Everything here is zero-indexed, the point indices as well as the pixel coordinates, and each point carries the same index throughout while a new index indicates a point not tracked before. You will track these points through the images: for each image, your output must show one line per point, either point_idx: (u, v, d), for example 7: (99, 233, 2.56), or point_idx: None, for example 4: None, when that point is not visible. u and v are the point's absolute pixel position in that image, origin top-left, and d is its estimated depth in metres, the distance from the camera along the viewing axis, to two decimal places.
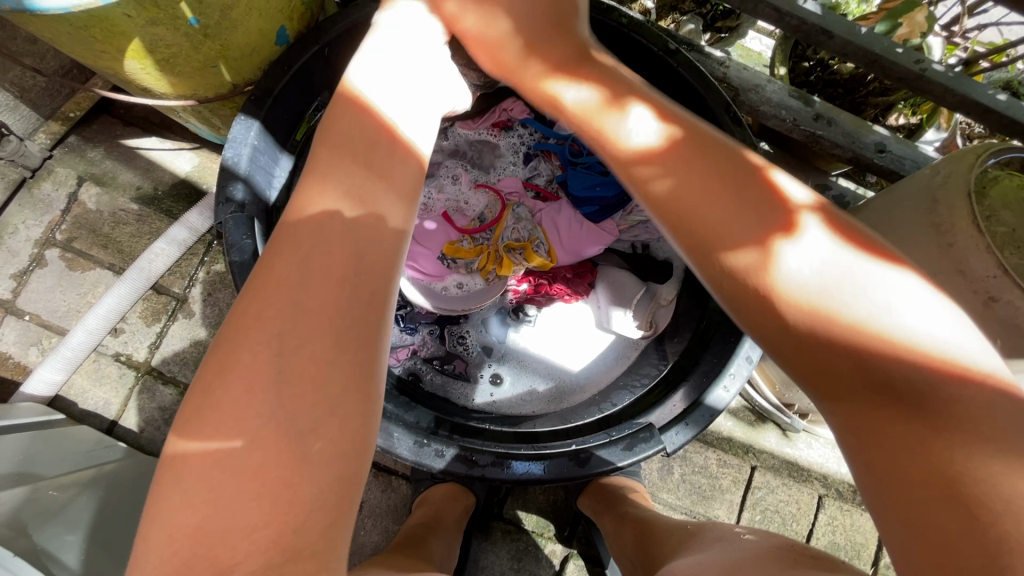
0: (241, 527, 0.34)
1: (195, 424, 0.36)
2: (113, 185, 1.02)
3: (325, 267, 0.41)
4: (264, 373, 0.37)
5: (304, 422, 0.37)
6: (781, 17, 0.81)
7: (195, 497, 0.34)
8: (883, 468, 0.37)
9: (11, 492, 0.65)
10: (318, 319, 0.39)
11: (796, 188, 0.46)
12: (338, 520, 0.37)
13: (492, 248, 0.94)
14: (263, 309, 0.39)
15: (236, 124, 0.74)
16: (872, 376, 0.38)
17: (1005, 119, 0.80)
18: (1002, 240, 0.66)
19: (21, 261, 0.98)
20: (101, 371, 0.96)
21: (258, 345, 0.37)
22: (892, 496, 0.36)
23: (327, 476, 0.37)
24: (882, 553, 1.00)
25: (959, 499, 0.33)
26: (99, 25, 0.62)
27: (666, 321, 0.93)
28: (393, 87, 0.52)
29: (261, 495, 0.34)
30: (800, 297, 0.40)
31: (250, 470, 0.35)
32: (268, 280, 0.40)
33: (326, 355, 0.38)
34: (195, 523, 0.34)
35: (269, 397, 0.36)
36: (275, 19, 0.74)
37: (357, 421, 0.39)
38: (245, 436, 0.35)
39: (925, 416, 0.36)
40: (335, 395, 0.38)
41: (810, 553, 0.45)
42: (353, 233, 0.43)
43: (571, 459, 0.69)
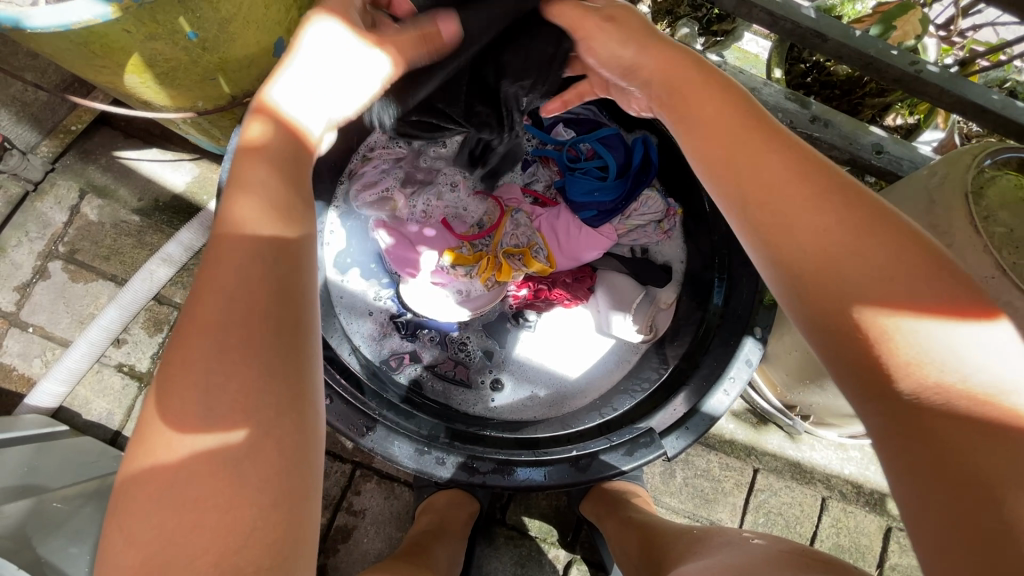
0: (183, 557, 0.32)
1: (154, 454, 0.35)
2: (115, 197, 1.03)
3: (239, 292, 0.37)
4: (191, 412, 0.35)
5: (238, 447, 0.35)
6: (776, 21, 0.81)
7: (145, 527, 0.33)
8: (920, 467, 0.34)
9: (16, 505, 0.66)
10: (242, 349, 0.36)
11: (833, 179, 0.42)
12: (290, 533, 0.35)
13: (491, 254, 0.94)
14: (184, 349, 0.36)
15: (236, 136, 0.74)
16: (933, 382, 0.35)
17: (1001, 119, 0.81)
18: (1000, 240, 0.65)
19: (25, 273, 0.99)
20: (105, 381, 0.96)
21: (186, 381, 0.35)
22: (930, 504, 0.33)
23: (266, 495, 0.35)
24: (887, 555, 1.00)
25: (998, 515, 0.31)
26: (98, 42, 0.62)
27: (666, 324, 0.94)
28: (318, 103, 0.46)
29: (200, 523, 0.33)
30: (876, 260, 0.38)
31: (189, 499, 0.33)
32: (188, 314, 0.37)
33: (254, 382, 0.36)
34: (140, 558, 0.32)
35: (197, 432, 0.35)
36: (273, 31, 0.75)
37: (293, 438, 0.37)
38: (181, 468, 0.34)
39: (977, 421, 0.34)
40: (263, 421, 0.36)
41: (821, 558, 0.45)
42: (267, 255, 0.39)
43: (572, 465, 0.69)
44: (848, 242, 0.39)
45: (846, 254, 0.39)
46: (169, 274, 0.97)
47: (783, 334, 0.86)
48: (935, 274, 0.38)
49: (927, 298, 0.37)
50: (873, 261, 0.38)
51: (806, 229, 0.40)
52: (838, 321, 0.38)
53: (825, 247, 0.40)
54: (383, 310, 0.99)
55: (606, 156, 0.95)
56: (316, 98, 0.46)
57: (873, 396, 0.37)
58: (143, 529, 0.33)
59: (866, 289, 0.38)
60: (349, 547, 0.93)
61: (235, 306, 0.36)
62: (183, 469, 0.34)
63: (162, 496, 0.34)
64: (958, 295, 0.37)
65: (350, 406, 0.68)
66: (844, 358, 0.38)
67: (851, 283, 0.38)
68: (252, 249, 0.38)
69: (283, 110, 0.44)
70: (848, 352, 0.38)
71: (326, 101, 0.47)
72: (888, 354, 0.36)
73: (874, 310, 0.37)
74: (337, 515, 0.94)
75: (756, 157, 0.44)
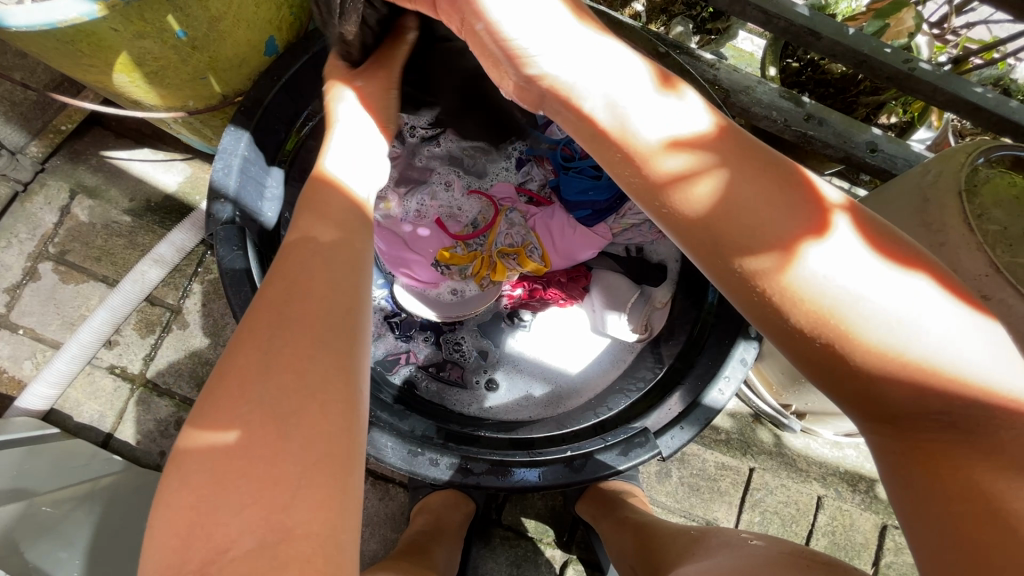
0: (234, 504, 0.34)
1: (216, 415, 0.37)
2: (106, 197, 1.02)
3: (305, 280, 0.43)
4: (252, 369, 0.38)
5: (289, 405, 0.37)
6: (769, 19, 0.81)
7: (200, 473, 0.35)
8: (925, 483, 0.36)
9: (4, 509, 0.65)
10: (299, 319, 0.41)
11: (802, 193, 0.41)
12: (335, 498, 0.36)
13: (485, 254, 0.95)
14: (256, 319, 0.41)
15: (226, 135, 0.74)
16: (935, 409, 0.36)
17: (994, 117, 0.81)
18: (994, 238, 0.65)
19: (15, 274, 0.98)
20: (96, 383, 0.96)
21: (254, 344, 0.40)
22: (930, 514, 0.36)
23: (312, 453, 0.36)
24: (883, 553, 1.00)
25: (988, 511, 0.33)
26: (86, 40, 0.62)
27: (661, 323, 0.92)
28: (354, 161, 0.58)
29: (250, 474, 0.35)
30: (819, 300, 0.38)
31: (241, 452, 0.36)
32: (261, 295, 0.43)
33: (308, 348, 0.40)
34: (191, 501, 0.35)
35: (256, 386, 0.38)
36: (264, 30, 0.74)
37: (340, 405, 0.39)
38: (239, 423, 0.37)
39: (967, 435, 0.35)
40: (315, 381, 0.39)
41: (822, 559, 0.45)
42: (328, 251, 0.46)
43: (566, 465, 0.69)
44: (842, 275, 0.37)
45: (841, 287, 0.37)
46: (160, 275, 0.96)
47: None
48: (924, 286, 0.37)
49: (923, 318, 0.36)
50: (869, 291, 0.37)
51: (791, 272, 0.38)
52: (833, 361, 0.38)
53: (810, 287, 0.38)
54: (377, 310, 0.98)
55: None
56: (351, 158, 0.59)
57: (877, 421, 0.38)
58: (191, 480, 0.35)
59: (869, 329, 0.36)
60: None
61: (296, 285, 0.43)
62: (243, 421, 0.37)
63: (220, 445, 0.36)
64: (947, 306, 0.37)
65: None
66: (841, 391, 0.39)
67: (851, 324, 0.36)
68: (319, 249, 0.46)
69: (331, 170, 0.56)
70: (845, 388, 0.38)
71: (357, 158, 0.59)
72: (884, 389, 0.37)
73: (873, 334, 0.36)
74: None
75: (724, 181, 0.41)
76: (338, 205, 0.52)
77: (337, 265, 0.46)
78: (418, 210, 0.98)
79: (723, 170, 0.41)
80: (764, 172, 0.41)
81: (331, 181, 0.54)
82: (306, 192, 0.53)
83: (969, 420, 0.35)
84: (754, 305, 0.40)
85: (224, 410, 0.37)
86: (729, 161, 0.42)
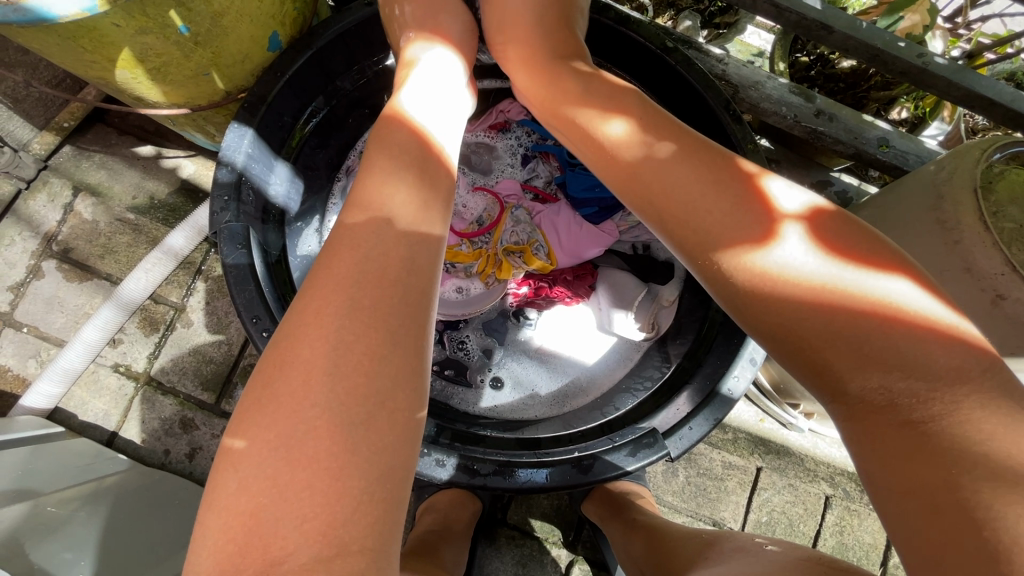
0: (293, 516, 0.34)
1: (258, 422, 0.37)
2: (110, 194, 1.02)
3: (376, 269, 0.42)
4: (321, 364, 0.38)
5: (357, 413, 0.37)
6: (780, 12, 0.80)
7: (257, 479, 0.35)
8: (882, 465, 0.37)
9: (9, 511, 0.65)
10: (372, 312, 0.40)
11: (789, 197, 0.47)
12: (389, 511, 0.36)
13: (491, 252, 0.93)
14: (323, 307, 0.40)
15: (230, 132, 0.72)
16: (880, 377, 0.38)
17: (1010, 112, 0.79)
18: (1009, 236, 0.64)
19: (19, 272, 0.98)
20: (100, 381, 0.95)
21: (319, 339, 0.39)
22: (896, 505, 0.36)
23: (374, 468, 0.36)
24: (892, 554, 0.98)
25: (941, 475, 0.34)
26: (87, 36, 0.61)
27: (668, 322, 0.92)
28: (430, 108, 0.57)
29: (312, 485, 0.35)
30: (752, 268, 0.44)
31: (305, 458, 0.35)
32: (322, 280, 0.42)
33: (377, 348, 0.39)
34: (252, 507, 0.34)
35: (325, 387, 0.37)
36: (267, 25, 0.73)
37: (405, 413, 0.39)
38: (302, 424, 0.36)
39: (922, 406, 0.37)
40: (384, 388, 0.38)
41: (837, 566, 0.44)
42: (397, 243, 0.44)
43: (574, 466, 0.68)
44: (785, 254, 0.43)
45: (783, 263, 0.43)
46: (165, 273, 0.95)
47: None
48: (873, 270, 0.41)
49: (866, 286, 0.40)
50: (806, 268, 0.42)
51: (740, 251, 0.44)
52: (779, 330, 0.42)
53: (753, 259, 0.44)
54: None
55: None
56: (432, 106, 0.58)
57: (832, 399, 0.41)
58: (238, 486, 0.35)
59: (800, 298, 0.41)
60: None
61: (357, 272, 0.42)
62: (310, 427, 0.36)
63: (276, 451, 0.35)
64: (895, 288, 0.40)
65: None
66: (795, 365, 0.42)
67: (796, 286, 0.42)
68: (370, 229, 0.44)
69: (409, 111, 0.55)
70: (795, 359, 0.42)
71: (435, 98, 0.58)
72: (829, 356, 0.40)
73: (794, 293, 0.42)
74: None
75: (663, 177, 0.50)
76: (394, 149, 0.51)
77: (389, 252, 0.43)
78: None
79: (686, 159, 0.50)
80: (698, 164, 0.49)
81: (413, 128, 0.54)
82: (380, 136, 0.53)
83: (913, 395, 0.37)
84: (711, 279, 0.46)
85: (281, 413, 0.37)
86: (692, 152, 0.50)
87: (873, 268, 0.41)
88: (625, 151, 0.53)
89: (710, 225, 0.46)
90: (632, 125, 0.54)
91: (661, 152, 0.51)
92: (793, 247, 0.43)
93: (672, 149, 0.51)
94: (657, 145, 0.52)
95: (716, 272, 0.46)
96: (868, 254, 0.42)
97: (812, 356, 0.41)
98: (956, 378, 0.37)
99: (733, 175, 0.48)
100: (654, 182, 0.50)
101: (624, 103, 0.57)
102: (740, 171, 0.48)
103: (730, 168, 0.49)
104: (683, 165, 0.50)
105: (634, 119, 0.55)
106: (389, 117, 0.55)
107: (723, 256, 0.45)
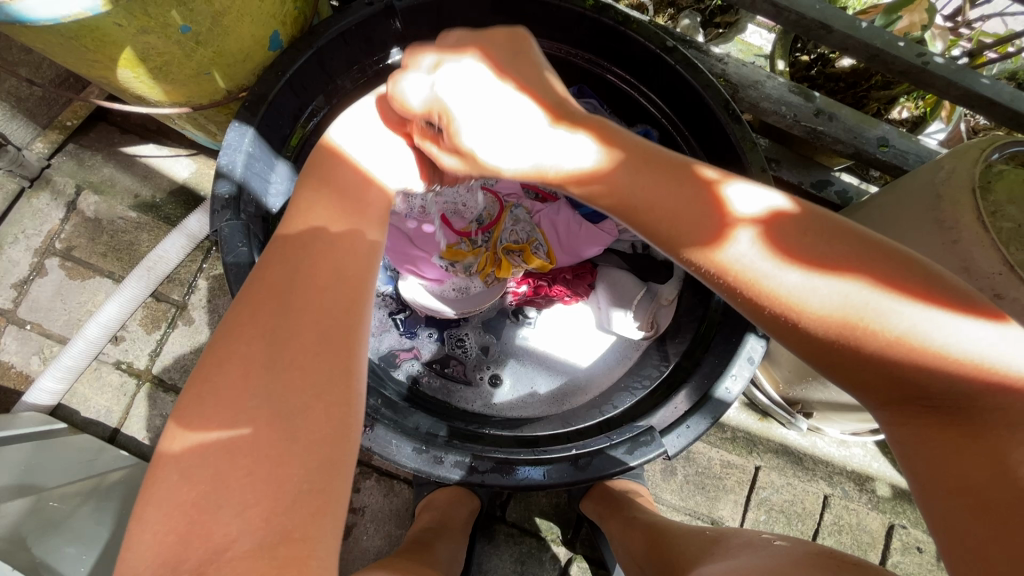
0: (233, 504, 0.35)
1: (203, 425, 0.37)
2: (112, 192, 1.03)
3: (310, 274, 0.43)
4: (258, 360, 0.39)
5: (295, 404, 0.38)
6: (779, 12, 0.80)
7: (197, 470, 0.35)
8: (929, 467, 0.40)
9: (13, 505, 0.65)
10: (306, 313, 0.41)
11: (784, 211, 0.46)
12: (329, 501, 0.37)
13: (491, 251, 0.93)
14: (260, 310, 0.41)
15: (231, 130, 0.73)
16: (915, 392, 0.40)
17: (1009, 112, 0.79)
18: (1007, 235, 0.64)
19: (22, 270, 0.98)
20: (102, 378, 0.96)
21: (253, 339, 0.40)
22: (943, 507, 0.38)
23: (313, 457, 0.37)
24: (891, 553, 0.99)
25: (989, 478, 0.37)
26: (90, 36, 0.61)
27: (667, 321, 0.93)
28: (372, 144, 0.57)
29: (253, 472, 0.35)
30: (772, 300, 0.44)
31: (245, 447, 0.36)
32: (295, 281, 0.42)
33: (310, 346, 0.40)
34: (192, 497, 0.35)
35: (263, 380, 0.38)
36: (267, 25, 0.74)
37: (341, 408, 0.40)
38: (244, 417, 0.37)
39: (961, 413, 0.39)
40: (319, 383, 0.39)
41: (851, 560, 0.45)
42: (331, 247, 0.46)
43: (571, 464, 0.68)
44: (809, 284, 0.42)
45: (810, 292, 0.42)
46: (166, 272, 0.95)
47: None
48: (895, 284, 0.41)
49: (885, 304, 0.41)
50: (832, 296, 0.42)
51: (757, 283, 0.44)
52: (819, 353, 0.43)
53: (773, 289, 0.44)
54: (382, 307, 0.98)
55: None
56: (375, 145, 0.58)
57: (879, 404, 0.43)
58: (191, 479, 0.35)
59: (833, 329, 0.42)
60: (349, 545, 0.93)
61: (300, 275, 0.43)
62: (247, 419, 0.37)
63: (215, 444, 0.36)
64: (920, 299, 0.41)
65: None
66: (837, 379, 0.44)
67: (818, 314, 0.42)
68: (325, 237, 0.46)
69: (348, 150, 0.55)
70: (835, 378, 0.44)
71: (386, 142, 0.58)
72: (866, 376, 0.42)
73: (819, 322, 0.42)
74: None
75: (659, 214, 0.48)
76: (343, 168, 0.53)
77: (339, 257, 0.45)
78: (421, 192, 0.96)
79: (677, 190, 0.48)
80: (692, 192, 0.48)
81: (354, 167, 0.54)
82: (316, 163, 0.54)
83: (951, 402, 0.39)
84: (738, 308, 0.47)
85: (222, 407, 0.37)
86: (684, 180, 0.49)
87: (895, 280, 0.42)
88: (614, 183, 0.51)
89: (722, 259, 0.45)
90: (620, 152, 0.52)
91: (650, 184, 0.49)
92: (806, 272, 0.43)
93: (668, 177, 0.49)
94: (642, 176, 0.50)
95: (744, 303, 0.46)
96: (880, 264, 0.42)
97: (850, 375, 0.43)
98: (987, 385, 0.38)
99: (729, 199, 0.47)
100: (659, 216, 0.48)
101: (598, 129, 0.54)
102: (732, 194, 0.47)
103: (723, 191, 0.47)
104: (675, 198, 0.48)
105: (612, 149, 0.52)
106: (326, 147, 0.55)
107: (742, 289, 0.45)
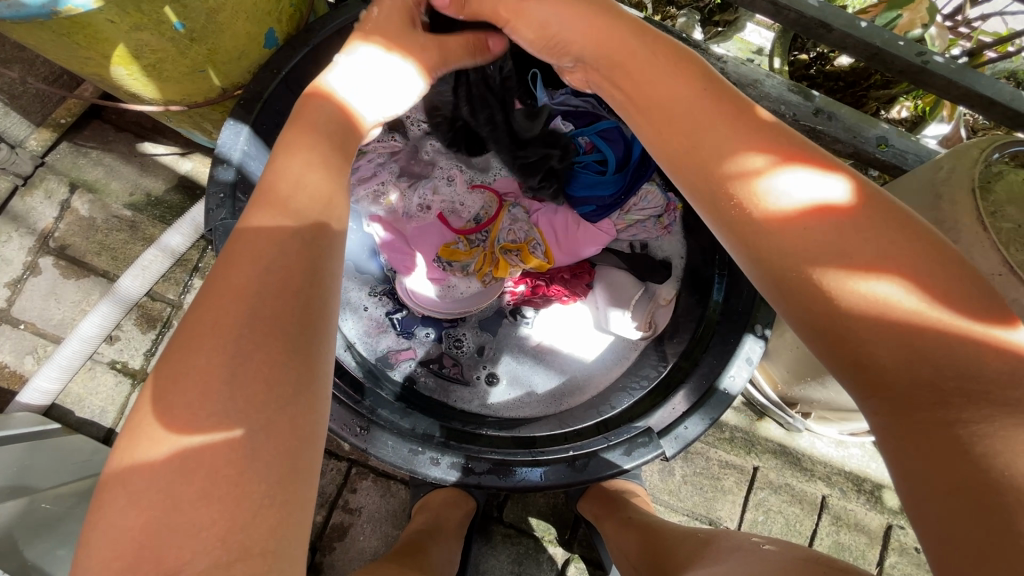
0: (190, 525, 0.34)
1: (157, 446, 0.36)
2: (106, 191, 1.02)
3: (282, 277, 0.41)
4: (218, 375, 0.37)
5: (258, 420, 0.37)
6: (779, 11, 0.80)
7: (153, 489, 0.35)
8: (924, 466, 0.34)
9: (4, 507, 0.65)
10: (274, 323, 0.39)
11: (814, 166, 0.42)
12: (289, 515, 0.37)
13: (488, 250, 0.93)
14: (220, 317, 0.39)
15: (225, 129, 0.73)
16: (921, 373, 0.34)
17: (1010, 111, 0.78)
18: (1008, 236, 0.64)
19: (15, 269, 0.98)
20: (97, 378, 0.96)
21: (211, 353, 0.38)
22: (934, 506, 0.33)
23: (275, 471, 0.37)
24: (888, 554, 0.99)
25: (988, 481, 0.31)
26: (82, 32, 0.60)
27: (665, 321, 0.93)
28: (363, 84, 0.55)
29: (209, 493, 0.35)
30: (782, 243, 0.40)
31: (203, 468, 0.35)
32: (265, 286, 0.40)
33: (277, 356, 0.39)
34: (142, 521, 0.34)
35: (224, 397, 0.37)
36: (263, 22, 0.73)
37: (305, 419, 0.40)
38: (202, 435, 0.36)
39: (968, 409, 0.33)
40: (284, 395, 0.39)
41: (837, 565, 0.43)
42: (307, 248, 0.43)
43: (569, 465, 0.68)
44: (836, 237, 0.38)
45: (830, 243, 0.38)
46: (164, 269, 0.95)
47: (784, 330, 0.84)
48: (930, 261, 0.37)
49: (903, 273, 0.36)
50: (860, 257, 0.37)
51: (774, 221, 0.40)
52: (825, 318, 0.38)
53: (784, 230, 0.40)
54: (379, 306, 0.98)
55: (606, 148, 0.90)
56: (364, 83, 0.55)
57: (871, 396, 0.37)
58: (154, 494, 0.35)
59: (856, 286, 0.37)
60: (346, 545, 0.92)
61: (275, 278, 0.41)
62: (205, 438, 0.36)
63: (169, 466, 0.35)
64: (951, 282, 0.36)
65: (344, 405, 0.67)
66: (831, 355, 0.38)
67: (828, 263, 0.38)
68: (299, 235, 0.43)
69: (333, 89, 0.54)
70: (832, 351, 0.38)
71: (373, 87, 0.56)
72: (869, 348, 0.36)
73: (829, 276, 0.38)
74: (333, 513, 0.93)
75: (698, 133, 0.45)
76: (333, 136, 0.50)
77: (314, 259, 0.43)
78: (381, 138, 0.93)
79: (720, 115, 0.45)
80: (733, 120, 0.45)
81: (335, 104, 0.53)
82: (299, 107, 0.52)
83: (966, 393, 0.33)
84: (745, 257, 0.42)
85: (182, 424, 0.36)
86: (741, 114, 0.45)
87: (931, 258, 0.37)
88: (674, 102, 0.47)
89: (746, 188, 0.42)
90: (672, 71, 0.49)
91: (692, 107, 0.46)
92: (820, 223, 0.39)
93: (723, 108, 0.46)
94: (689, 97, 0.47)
95: (760, 245, 0.41)
96: (900, 238, 0.38)
97: (851, 351, 0.37)
98: (1001, 382, 0.33)
99: (771, 137, 0.43)
100: (708, 141, 0.44)
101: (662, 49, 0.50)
102: (772, 135, 0.44)
103: (765, 127, 0.44)
104: (715, 121, 0.45)
105: (664, 66, 0.49)
106: (315, 90, 0.53)
107: (756, 226, 0.41)
